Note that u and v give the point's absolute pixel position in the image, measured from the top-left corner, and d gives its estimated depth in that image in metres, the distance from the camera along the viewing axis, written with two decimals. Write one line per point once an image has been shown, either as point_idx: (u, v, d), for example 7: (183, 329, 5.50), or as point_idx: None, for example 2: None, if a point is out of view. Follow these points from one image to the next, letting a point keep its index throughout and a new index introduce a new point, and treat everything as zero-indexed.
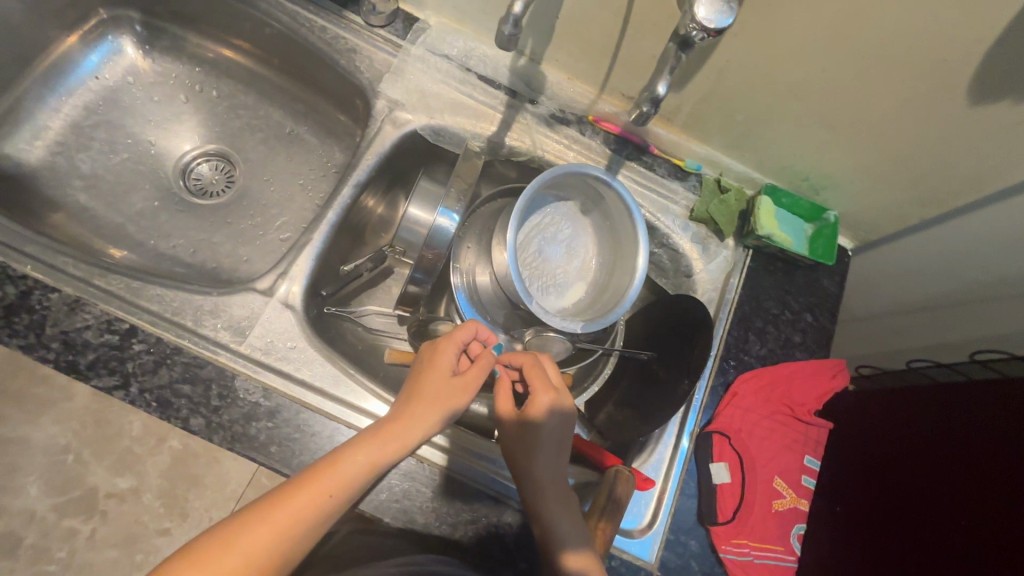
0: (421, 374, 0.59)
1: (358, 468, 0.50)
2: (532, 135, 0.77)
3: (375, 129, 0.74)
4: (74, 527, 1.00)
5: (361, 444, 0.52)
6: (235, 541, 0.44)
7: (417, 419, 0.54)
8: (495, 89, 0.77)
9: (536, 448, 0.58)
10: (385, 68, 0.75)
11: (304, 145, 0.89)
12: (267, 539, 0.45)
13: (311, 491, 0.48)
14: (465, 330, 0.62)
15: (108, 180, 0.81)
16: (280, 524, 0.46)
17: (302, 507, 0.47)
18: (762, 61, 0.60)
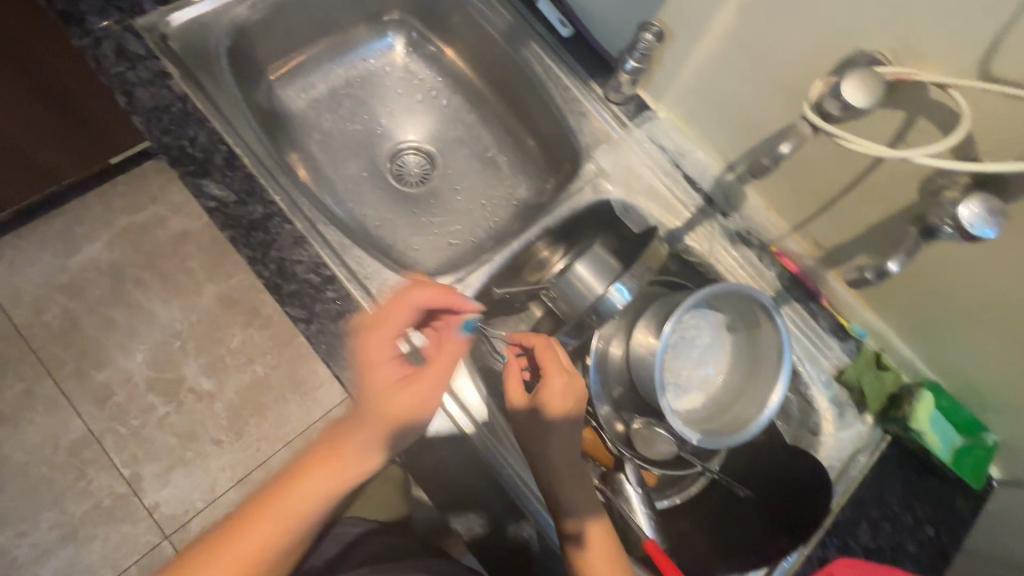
0: (374, 332, 0.59)
1: (349, 436, 0.55)
2: (712, 243, 0.80)
3: (577, 187, 0.81)
4: (157, 403, 1.35)
5: (344, 438, 0.54)
6: (214, 561, 0.50)
7: (376, 384, 0.56)
8: (694, 190, 0.81)
9: (547, 436, 0.62)
10: (605, 139, 0.83)
11: (498, 171, 0.98)
12: (253, 554, 0.50)
13: (300, 480, 0.53)
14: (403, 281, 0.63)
15: (339, 142, 0.95)
16: (284, 507, 0.52)
17: (309, 487, 0.52)
18: (981, 273, 0.61)
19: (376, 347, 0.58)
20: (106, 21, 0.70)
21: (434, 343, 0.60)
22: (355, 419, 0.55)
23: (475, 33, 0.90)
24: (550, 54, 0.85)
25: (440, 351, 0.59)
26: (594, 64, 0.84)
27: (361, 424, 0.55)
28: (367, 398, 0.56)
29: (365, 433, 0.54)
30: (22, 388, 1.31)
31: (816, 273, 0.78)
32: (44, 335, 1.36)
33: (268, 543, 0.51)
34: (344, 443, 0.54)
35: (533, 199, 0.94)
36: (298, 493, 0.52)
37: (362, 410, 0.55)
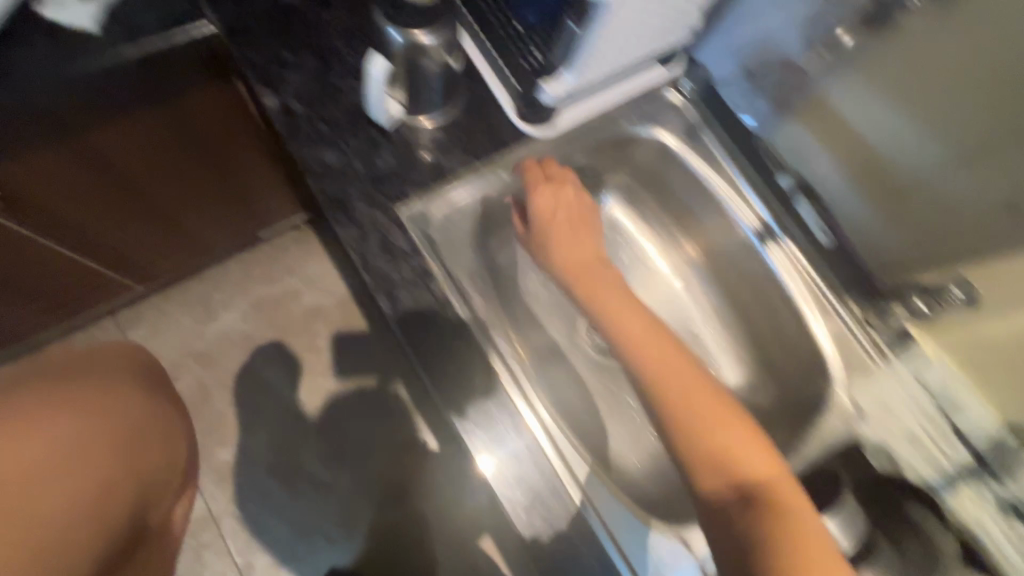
0: (612, 319, 0.66)
1: (734, 489, 0.54)
2: (981, 514, 0.68)
3: (826, 422, 0.73)
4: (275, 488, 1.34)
5: (692, 430, 0.57)
6: None
7: (702, 408, 0.58)
8: (961, 445, 0.71)
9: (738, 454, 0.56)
10: (860, 367, 0.75)
11: (702, 351, 0.90)
12: None
13: (699, 458, 0.56)
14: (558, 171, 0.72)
15: (541, 303, 0.89)
16: (716, 437, 0.57)
17: (699, 446, 0.56)
18: None
19: (651, 364, 0.62)
20: (372, 209, 0.66)
21: (556, 196, 0.70)
22: (673, 390, 0.60)
23: (713, 216, 0.83)
24: (803, 260, 0.77)
25: (575, 203, 0.72)
26: (856, 281, 0.76)
27: (613, 301, 0.67)
28: (603, 291, 0.68)
29: (718, 407, 0.59)
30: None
31: None
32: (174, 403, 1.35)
33: (786, 521, 0.52)
34: (650, 347, 0.63)
35: (745, 394, 0.86)
36: (678, 421, 0.58)
37: (655, 366, 0.62)
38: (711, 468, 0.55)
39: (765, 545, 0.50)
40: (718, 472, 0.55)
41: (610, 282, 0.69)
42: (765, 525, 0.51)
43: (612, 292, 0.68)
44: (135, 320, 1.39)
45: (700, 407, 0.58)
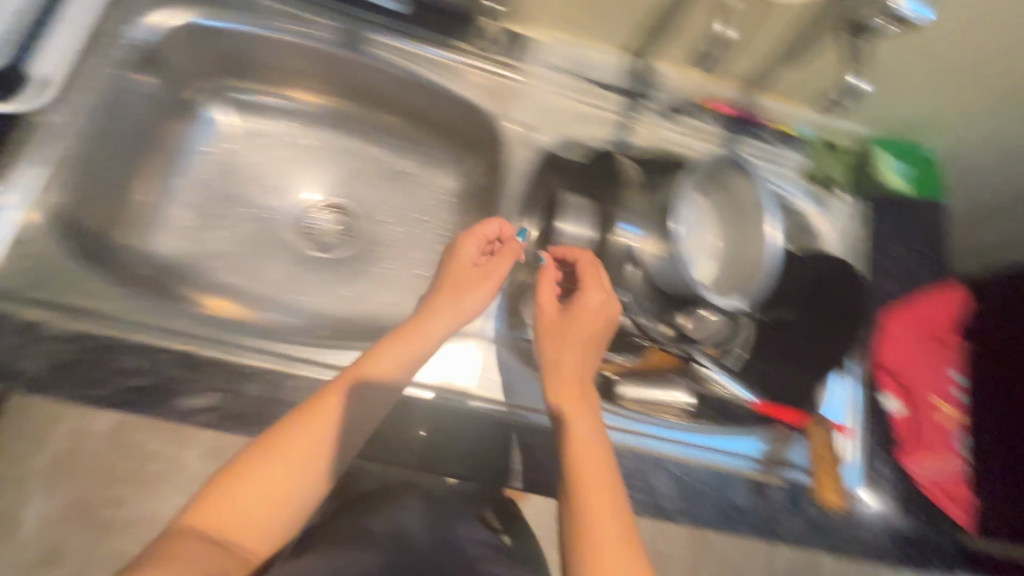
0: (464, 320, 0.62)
1: (193, 543, 0.45)
2: (659, 133, 0.79)
3: (511, 153, 0.76)
4: None
5: (242, 489, 0.49)
6: (276, 453, 0.51)
7: (591, 456, 0.53)
8: (611, 93, 0.78)
9: (563, 343, 0.60)
10: (505, 92, 0.77)
11: (411, 179, 0.90)
12: (297, 457, 0.51)
13: (218, 509, 0.48)
14: (493, 223, 0.68)
15: (240, 254, 0.81)
16: (605, 538, 0.48)
17: (252, 504, 0.49)
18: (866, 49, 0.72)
19: (569, 352, 0.60)
20: None
21: (588, 293, 0.63)
22: (575, 434, 0.54)
23: (301, 56, 0.77)
24: (396, 38, 0.75)
25: (591, 299, 0.63)
26: (447, 25, 0.76)
27: (305, 425, 0.52)
28: (311, 417, 0.53)
29: (610, 511, 0.50)
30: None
31: (745, 101, 0.81)
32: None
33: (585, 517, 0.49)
34: (299, 438, 0.52)
35: (465, 185, 0.89)
36: (295, 484, 0.51)
37: (314, 460, 0.52)
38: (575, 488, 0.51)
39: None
40: (276, 517, 0.50)
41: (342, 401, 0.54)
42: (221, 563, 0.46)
43: (326, 416, 0.53)
44: None
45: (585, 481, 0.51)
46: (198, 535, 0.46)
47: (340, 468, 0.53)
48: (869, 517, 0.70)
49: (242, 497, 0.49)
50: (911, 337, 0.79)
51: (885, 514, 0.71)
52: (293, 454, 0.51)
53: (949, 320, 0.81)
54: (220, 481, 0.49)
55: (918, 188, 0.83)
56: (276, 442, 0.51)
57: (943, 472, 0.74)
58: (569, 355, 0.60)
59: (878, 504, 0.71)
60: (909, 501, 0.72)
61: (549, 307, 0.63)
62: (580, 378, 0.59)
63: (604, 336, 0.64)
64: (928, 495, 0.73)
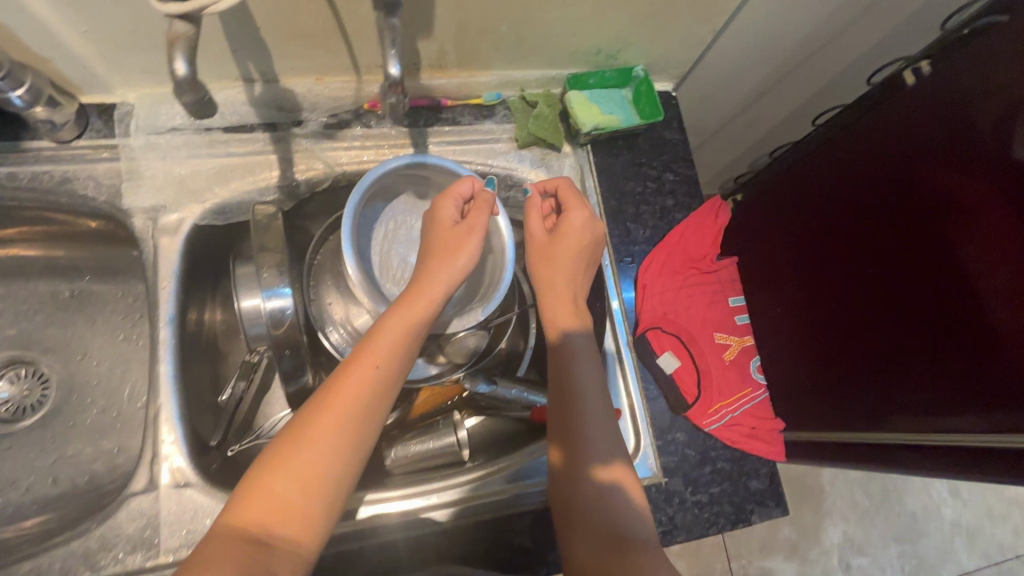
0: (557, 245, 0.63)
1: (235, 546, 0.43)
2: (321, 156, 0.68)
3: (151, 248, 0.62)
4: None
5: (291, 491, 0.46)
6: (311, 438, 0.48)
7: (578, 367, 0.59)
8: (251, 133, 0.66)
9: (560, 259, 0.63)
10: (117, 178, 0.62)
11: (98, 297, 0.76)
12: (333, 426, 0.49)
13: (266, 506, 0.46)
14: (465, 180, 0.63)
15: None
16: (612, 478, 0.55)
17: (301, 488, 0.47)
18: (492, 4, 0.59)
19: (564, 275, 0.63)
20: None
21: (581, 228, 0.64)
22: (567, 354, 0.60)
23: None
24: None
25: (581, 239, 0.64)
26: (4, 125, 0.60)
27: (347, 393, 0.50)
28: (336, 409, 0.49)
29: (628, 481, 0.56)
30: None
31: (415, 89, 0.69)
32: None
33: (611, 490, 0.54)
34: (336, 415, 0.49)
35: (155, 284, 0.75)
36: (318, 486, 0.47)
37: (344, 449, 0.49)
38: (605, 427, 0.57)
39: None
40: (297, 515, 0.46)
41: (376, 381, 0.52)
42: (260, 567, 0.43)
43: (350, 394, 0.50)
44: None
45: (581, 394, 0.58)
46: (240, 536, 0.44)
47: (348, 459, 0.49)
48: (674, 498, 0.64)
49: (301, 460, 0.47)
50: (669, 280, 0.72)
51: (690, 488, 0.65)
52: (324, 435, 0.48)
53: (711, 244, 0.75)
54: (297, 442, 0.48)
55: (633, 113, 0.75)
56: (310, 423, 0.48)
57: (742, 409, 0.69)
58: (548, 273, 0.63)
59: (681, 479, 0.65)
60: (714, 461, 0.67)
61: (538, 228, 0.65)
62: (574, 302, 0.63)
63: (589, 252, 0.65)
64: (733, 445, 0.67)
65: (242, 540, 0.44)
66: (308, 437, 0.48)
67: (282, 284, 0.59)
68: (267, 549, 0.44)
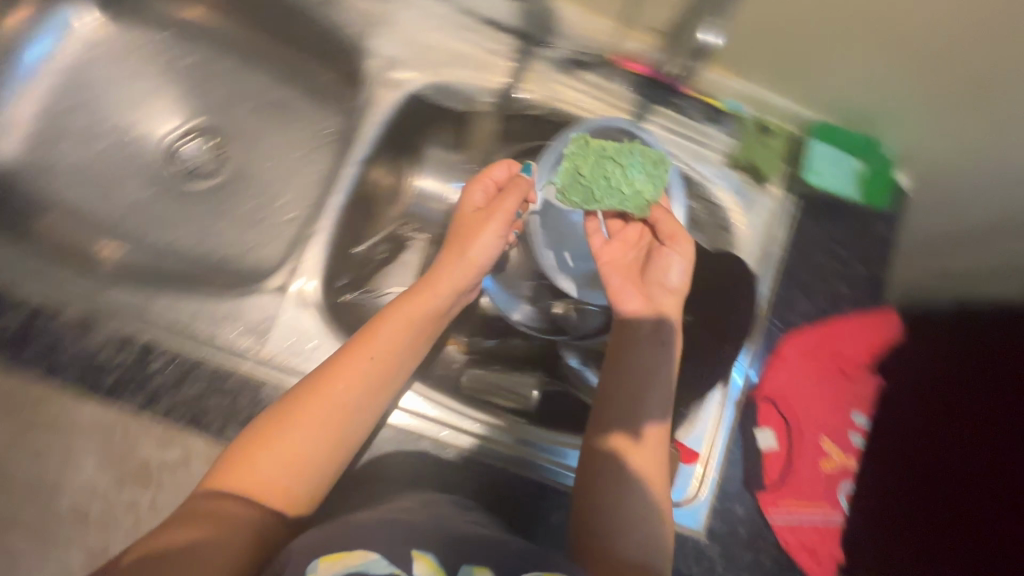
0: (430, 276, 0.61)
1: (255, 494, 0.48)
2: (549, 84, 0.68)
3: (370, 94, 0.67)
4: None
5: (299, 460, 0.49)
6: (291, 422, 0.50)
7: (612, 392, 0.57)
8: (500, 35, 0.67)
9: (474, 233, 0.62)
10: (375, 19, 0.66)
11: (295, 112, 0.82)
12: (314, 422, 0.50)
13: (244, 462, 0.48)
14: (500, 166, 0.67)
15: (97, 171, 0.76)
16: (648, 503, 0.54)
17: (301, 461, 0.49)
18: None
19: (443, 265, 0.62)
20: None
21: (671, 271, 0.60)
22: (630, 383, 0.56)
23: None
24: None
25: (680, 276, 0.60)
26: None
27: (346, 382, 0.52)
28: (326, 400, 0.51)
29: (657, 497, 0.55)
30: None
31: (666, 63, 0.68)
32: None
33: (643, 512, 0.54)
34: (327, 403, 0.51)
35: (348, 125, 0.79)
36: (307, 468, 0.50)
37: (314, 457, 0.50)
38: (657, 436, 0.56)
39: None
40: (298, 492, 0.49)
41: (352, 388, 0.52)
42: (232, 523, 0.46)
43: (321, 403, 0.51)
44: None
45: (633, 387, 0.56)
46: (228, 493, 0.47)
47: (313, 444, 0.50)
48: (704, 561, 0.62)
49: (268, 457, 0.48)
50: (806, 363, 0.67)
51: (723, 562, 0.62)
52: (317, 423, 0.50)
53: (866, 355, 0.69)
54: (306, 417, 0.50)
55: (647, 175, 0.61)
56: (325, 397, 0.51)
57: (812, 523, 0.65)
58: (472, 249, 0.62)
59: (719, 549, 0.63)
60: (758, 550, 0.63)
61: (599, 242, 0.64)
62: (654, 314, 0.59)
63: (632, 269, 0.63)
64: (784, 547, 0.63)
65: (233, 495, 0.47)
66: (285, 419, 0.50)
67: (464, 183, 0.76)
68: (252, 509, 0.47)
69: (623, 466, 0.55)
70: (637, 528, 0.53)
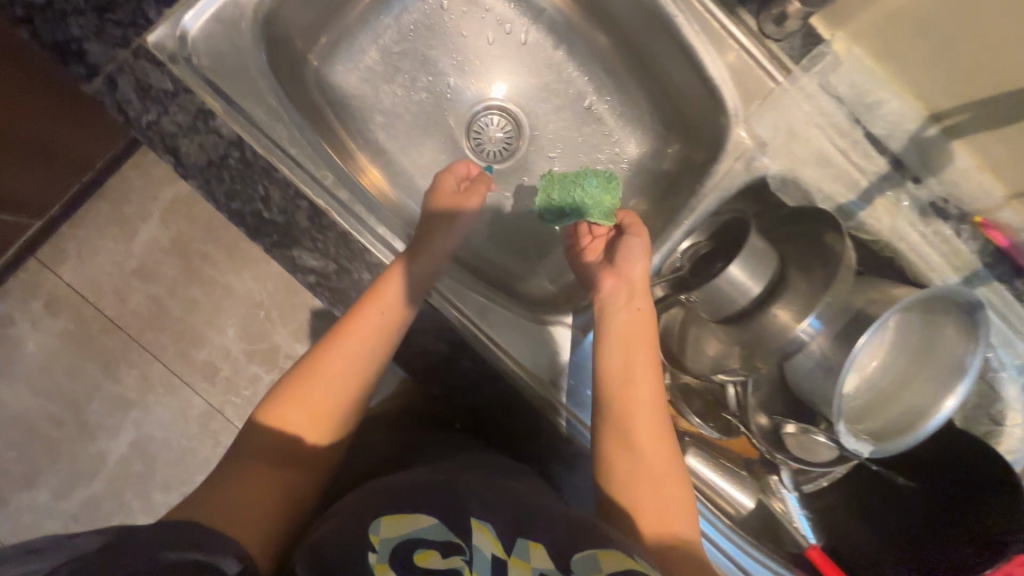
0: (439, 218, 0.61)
1: (271, 446, 0.49)
2: (898, 219, 0.65)
3: (724, 165, 0.64)
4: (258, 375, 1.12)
5: (299, 431, 0.50)
6: (323, 370, 0.52)
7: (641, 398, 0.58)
8: (878, 154, 0.63)
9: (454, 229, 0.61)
10: (761, 93, 0.63)
11: (600, 126, 0.80)
12: (337, 359, 0.52)
13: (280, 414, 0.50)
14: (464, 162, 0.66)
15: (406, 121, 0.77)
16: (660, 505, 0.54)
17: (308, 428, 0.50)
18: None
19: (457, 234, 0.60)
20: (109, 49, 0.53)
21: (633, 251, 0.64)
22: (625, 391, 0.58)
23: None
24: None
25: (639, 259, 0.63)
26: None
27: (353, 343, 0.53)
28: (351, 342, 0.53)
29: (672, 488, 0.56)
30: (137, 375, 1.09)
31: None
32: (118, 331, 1.11)
33: (657, 494, 0.55)
34: (338, 366, 0.52)
35: (649, 161, 0.78)
36: (333, 409, 0.51)
37: (343, 391, 0.52)
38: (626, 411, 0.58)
39: (209, 523, 0.42)
40: (329, 419, 0.51)
41: (375, 331, 0.54)
42: (274, 476, 0.47)
43: (350, 342, 0.53)
44: (59, 256, 1.10)
45: (609, 366, 0.60)
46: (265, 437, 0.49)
47: (342, 398, 0.52)
48: None
49: (304, 397, 0.51)
50: None
51: None
52: (341, 366, 0.52)
53: None
54: (321, 367, 0.52)
55: (601, 193, 0.71)
56: (335, 347, 0.53)
57: None
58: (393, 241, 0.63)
59: None
60: None
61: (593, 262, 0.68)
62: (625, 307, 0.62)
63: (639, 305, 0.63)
64: None
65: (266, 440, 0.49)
66: (319, 366, 0.52)
67: (816, 316, 0.61)
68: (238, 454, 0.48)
69: (622, 457, 0.56)
70: (656, 509, 0.54)
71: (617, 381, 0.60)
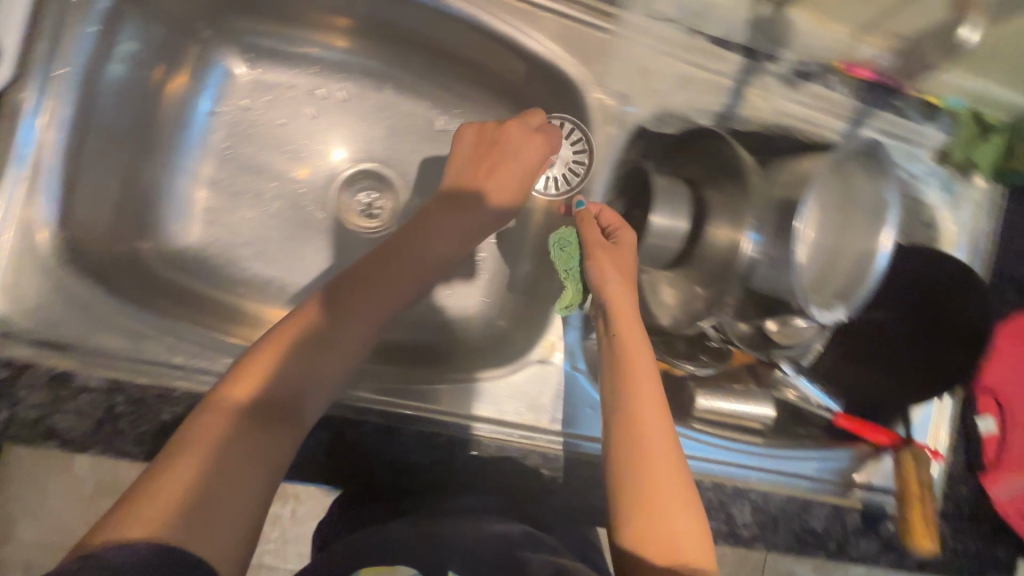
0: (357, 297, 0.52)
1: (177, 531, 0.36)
2: (775, 101, 0.64)
3: (597, 134, 0.63)
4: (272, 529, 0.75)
5: (249, 450, 0.42)
6: (222, 458, 0.40)
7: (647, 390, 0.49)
8: (727, 52, 0.63)
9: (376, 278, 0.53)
10: (598, 49, 0.61)
11: None
12: (235, 454, 0.41)
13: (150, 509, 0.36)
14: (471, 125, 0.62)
15: (276, 242, 0.68)
16: (672, 523, 0.45)
17: (255, 454, 0.42)
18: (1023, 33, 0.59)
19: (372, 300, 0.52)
20: None
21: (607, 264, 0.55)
22: (632, 392, 0.49)
23: None
24: None
25: (614, 273, 0.54)
26: None
27: (255, 431, 0.43)
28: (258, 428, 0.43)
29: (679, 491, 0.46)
30: None
31: (894, 67, 0.65)
32: None
33: (661, 510, 0.45)
34: (239, 461, 0.41)
35: None
36: (229, 502, 0.39)
37: (244, 484, 0.40)
38: (635, 406, 0.49)
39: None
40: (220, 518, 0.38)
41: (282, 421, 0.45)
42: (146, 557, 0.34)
43: (254, 428, 0.43)
44: None
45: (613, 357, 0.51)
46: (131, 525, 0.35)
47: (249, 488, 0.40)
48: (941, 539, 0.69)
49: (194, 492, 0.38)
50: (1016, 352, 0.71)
51: (956, 540, 0.69)
52: (247, 453, 0.42)
53: None
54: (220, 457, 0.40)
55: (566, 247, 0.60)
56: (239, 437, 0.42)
57: None
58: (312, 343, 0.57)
59: (951, 528, 0.70)
60: (982, 521, 0.70)
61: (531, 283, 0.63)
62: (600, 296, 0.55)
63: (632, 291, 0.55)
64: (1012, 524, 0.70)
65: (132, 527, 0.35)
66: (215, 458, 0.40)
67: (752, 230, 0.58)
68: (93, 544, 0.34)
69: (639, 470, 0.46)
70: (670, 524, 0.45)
71: (620, 387, 0.50)
